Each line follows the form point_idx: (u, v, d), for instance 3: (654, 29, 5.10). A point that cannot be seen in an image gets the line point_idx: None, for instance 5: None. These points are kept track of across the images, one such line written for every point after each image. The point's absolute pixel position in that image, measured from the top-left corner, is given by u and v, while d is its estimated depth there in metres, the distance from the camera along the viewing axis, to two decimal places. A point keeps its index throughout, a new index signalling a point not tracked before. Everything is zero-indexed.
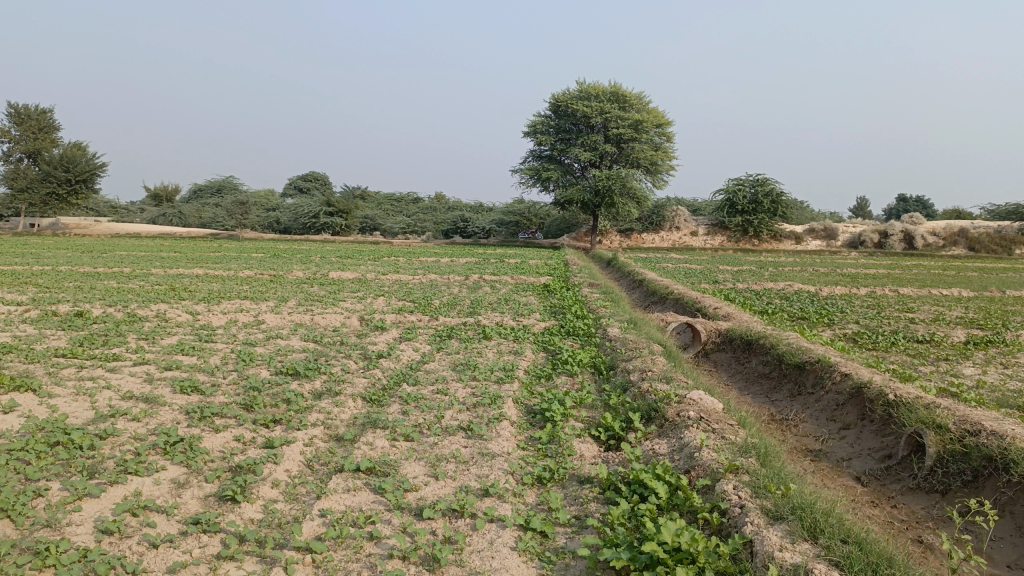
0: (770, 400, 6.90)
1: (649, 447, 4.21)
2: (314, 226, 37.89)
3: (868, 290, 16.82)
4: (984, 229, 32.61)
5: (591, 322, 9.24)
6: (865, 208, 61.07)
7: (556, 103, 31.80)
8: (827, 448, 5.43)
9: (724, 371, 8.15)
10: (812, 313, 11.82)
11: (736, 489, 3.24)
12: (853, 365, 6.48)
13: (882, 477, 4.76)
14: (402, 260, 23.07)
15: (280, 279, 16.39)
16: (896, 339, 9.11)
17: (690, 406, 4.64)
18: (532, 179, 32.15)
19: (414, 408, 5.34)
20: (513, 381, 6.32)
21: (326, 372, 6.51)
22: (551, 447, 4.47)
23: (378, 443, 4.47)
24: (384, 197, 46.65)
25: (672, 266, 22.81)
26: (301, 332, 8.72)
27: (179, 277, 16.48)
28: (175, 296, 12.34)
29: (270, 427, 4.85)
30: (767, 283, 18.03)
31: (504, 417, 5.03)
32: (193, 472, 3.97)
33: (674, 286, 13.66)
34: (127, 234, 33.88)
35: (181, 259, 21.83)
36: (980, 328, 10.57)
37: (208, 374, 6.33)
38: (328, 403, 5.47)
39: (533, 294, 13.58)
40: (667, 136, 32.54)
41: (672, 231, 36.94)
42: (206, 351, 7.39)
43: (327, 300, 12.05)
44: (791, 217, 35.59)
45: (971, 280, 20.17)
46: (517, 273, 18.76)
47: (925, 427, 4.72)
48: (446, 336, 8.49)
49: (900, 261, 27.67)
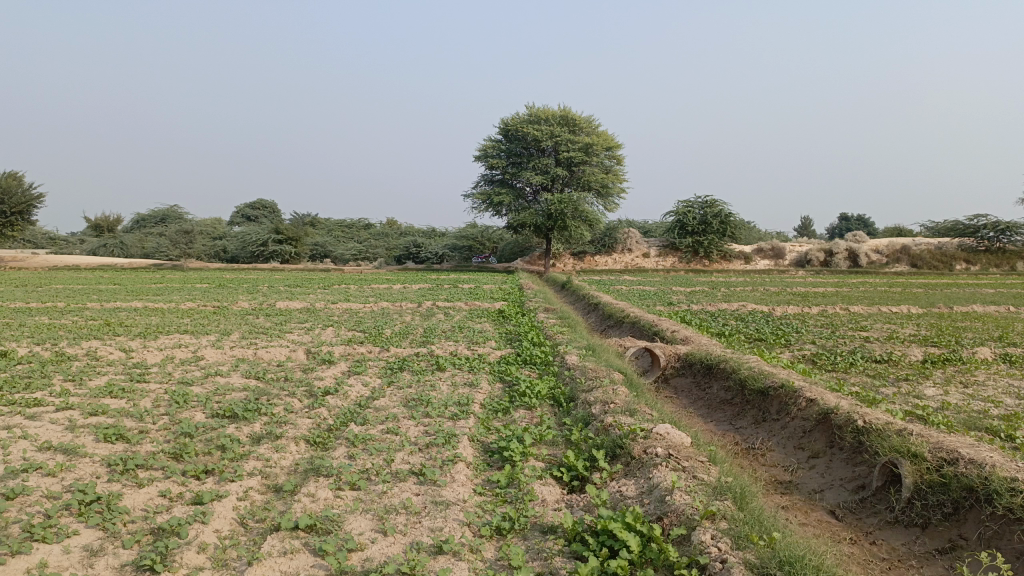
0: (734, 427, 6.66)
1: (617, 488, 3.91)
2: (262, 254, 36.96)
3: (819, 309, 16.95)
4: (925, 246, 33.47)
5: (548, 350, 8.94)
6: (809, 228, 62.65)
7: (506, 128, 31.78)
8: (797, 480, 5.20)
9: (686, 398, 7.91)
10: (768, 334, 11.74)
11: (716, 540, 2.95)
12: (818, 390, 6.28)
13: (857, 510, 4.53)
14: (353, 288, 22.56)
15: (223, 310, 15.76)
16: (855, 360, 9.01)
17: (657, 441, 4.35)
18: (484, 204, 31.94)
19: (361, 450, 4.95)
20: (468, 417, 5.95)
21: (267, 414, 6.07)
22: (510, 492, 4.12)
23: (321, 494, 4.08)
24: (334, 223, 45.99)
25: (626, 288, 22.76)
26: (243, 368, 8.24)
27: (116, 310, 15.69)
28: (110, 332, 11.66)
29: (202, 479, 4.42)
30: (721, 304, 18.01)
31: (459, 458, 4.68)
32: (109, 538, 3.53)
33: (630, 309, 13.46)
34: (66, 266, 32.63)
35: (120, 292, 20.90)
36: (934, 345, 10.60)
37: (136, 421, 5.82)
38: (267, 448, 5.05)
39: (487, 320, 13.25)
40: (617, 159, 32.75)
41: (625, 253, 37.11)
42: (137, 393, 6.87)
43: (273, 332, 11.54)
44: (740, 237, 36.04)
45: (919, 297, 20.50)
46: (470, 298, 18.43)
47: (900, 456, 4.50)
48: (397, 368, 8.10)
49: (846, 279, 28.15)
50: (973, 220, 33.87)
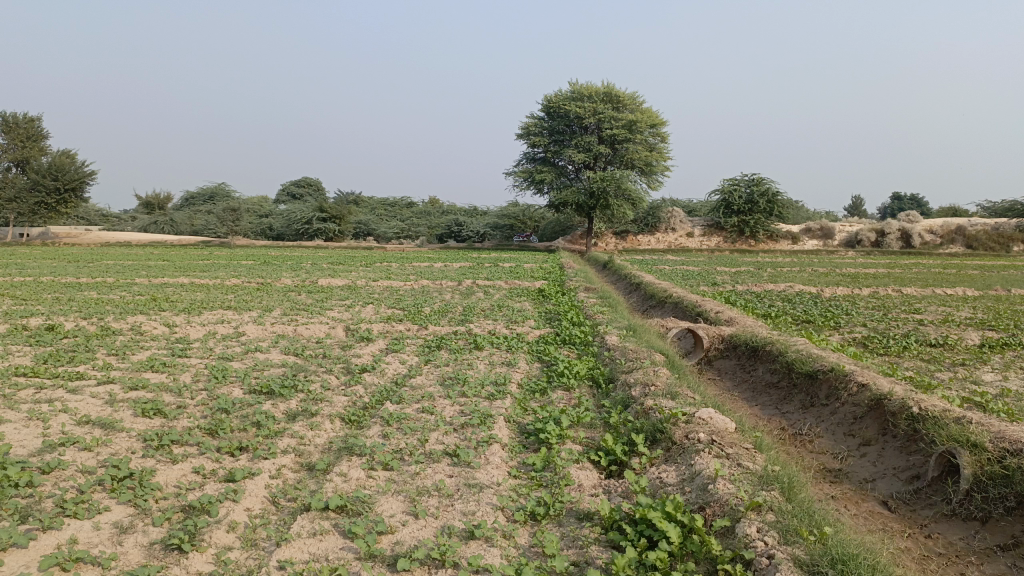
0: (780, 412, 6.44)
1: (656, 474, 3.76)
2: (307, 232, 37.38)
3: (870, 290, 16.44)
4: (981, 226, 32.32)
5: (588, 330, 8.77)
6: (860, 208, 61.00)
7: (549, 105, 31.40)
8: (847, 468, 4.99)
9: (729, 380, 7.70)
10: (816, 316, 11.39)
11: (762, 534, 2.79)
12: (870, 374, 6.03)
13: (911, 501, 4.31)
14: (394, 266, 22.62)
15: (266, 287, 15.89)
16: (908, 344, 8.66)
17: (701, 426, 4.18)
18: (525, 183, 31.69)
19: (396, 430, 4.87)
20: (505, 397, 5.84)
21: (304, 391, 6.03)
22: (546, 475, 4.00)
23: (353, 474, 4.00)
24: (377, 202, 46.22)
25: (669, 268, 22.36)
26: (282, 345, 8.24)
27: (163, 286, 15.92)
28: (155, 307, 11.82)
29: (235, 456, 4.38)
30: (767, 284, 17.59)
31: (495, 439, 4.57)
32: (140, 515, 3.50)
33: (673, 289, 13.22)
34: (117, 243, 33.35)
35: (168, 268, 21.23)
36: (992, 329, 10.15)
37: (174, 395, 5.83)
38: (302, 426, 5.01)
39: (528, 300, 13.11)
40: (661, 137, 32.16)
41: (668, 233, 36.57)
42: (177, 368, 6.91)
43: (313, 309, 11.58)
44: (787, 217, 35.25)
45: (975, 279, 19.76)
46: (511, 277, 18.28)
47: (959, 446, 4.25)
48: (435, 347, 8.03)
49: (897, 260, 27.31)
50: None
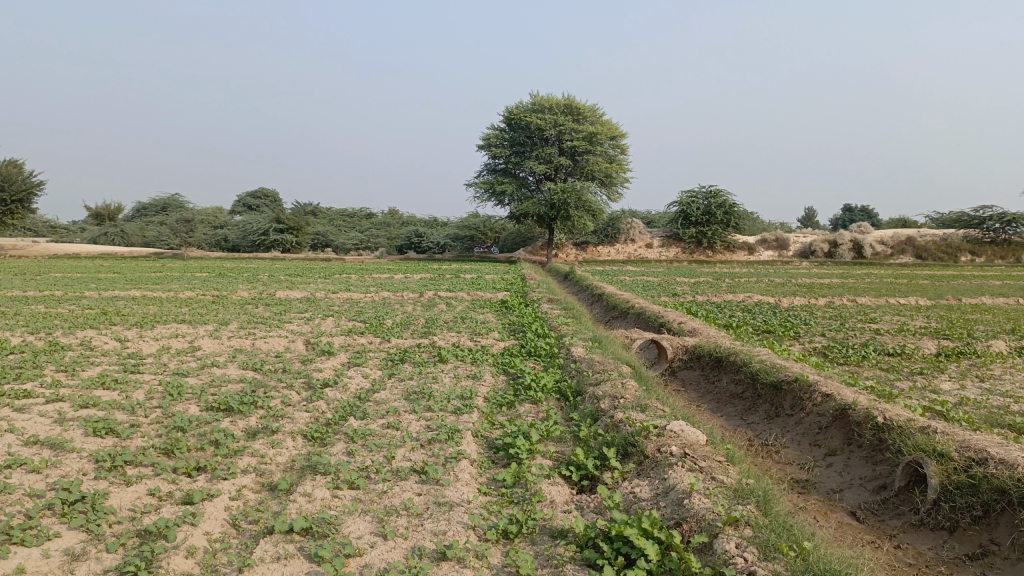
0: (745, 423, 6.45)
1: (629, 489, 3.71)
2: (264, 243, 36.80)
3: (826, 300, 16.73)
4: (930, 237, 33.21)
5: (553, 341, 8.72)
6: (813, 220, 62.32)
7: (510, 117, 31.48)
8: (814, 478, 5.00)
9: (693, 391, 7.71)
10: (776, 326, 11.52)
11: (741, 550, 2.76)
12: (834, 384, 6.06)
13: (880, 511, 4.33)
14: (354, 277, 22.35)
15: (223, 299, 15.53)
16: (867, 353, 8.78)
17: (672, 439, 4.14)
18: (486, 194, 31.66)
19: (361, 447, 4.74)
20: (472, 411, 5.74)
21: (264, 407, 5.85)
22: (516, 492, 3.92)
23: (318, 493, 3.86)
24: (335, 212, 45.75)
25: (629, 279, 22.50)
26: (240, 359, 8.02)
27: (114, 299, 15.45)
28: (107, 321, 11.45)
29: (193, 477, 4.21)
30: (726, 295, 17.79)
31: (463, 455, 4.47)
32: (92, 541, 3.31)
33: (635, 300, 13.27)
34: (66, 254, 32.40)
35: (119, 280, 20.65)
36: (946, 338, 10.37)
37: (127, 413, 5.61)
38: (262, 444, 4.85)
39: (490, 311, 13.03)
40: (621, 149, 32.43)
41: (628, 244, 36.85)
42: (130, 384, 6.66)
43: (271, 322, 11.33)
44: (744, 228, 35.80)
45: (926, 289, 20.25)
46: (473, 289, 18.20)
47: (925, 456, 4.28)
48: (398, 360, 7.89)
49: (850, 271, 27.90)
50: (979, 212, 33.58)
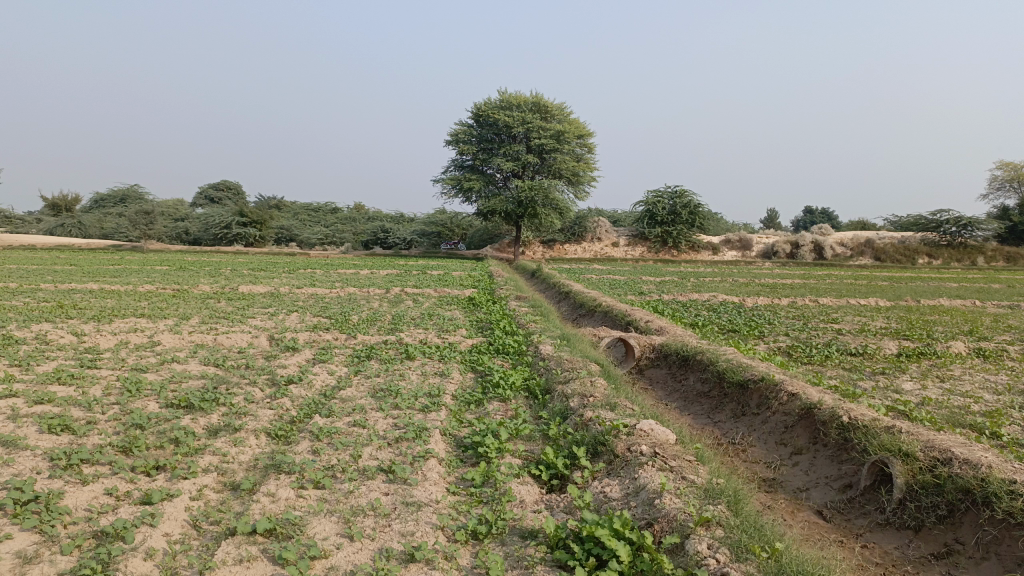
0: (713, 421, 6.48)
1: (600, 488, 3.68)
2: (226, 237, 36.22)
3: (789, 301, 16.95)
4: (889, 240, 33.87)
5: (521, 339, 8.68)
6: (776, 220, 63.21)
7: (478, 113, 31.38)
8: (781, 477, 5.04)
9: (660, 390, 7.74)
10: (742, 325, 11.64)
11: (713, 550, 2.75)
12: (799, 384, 6.12)
13: (845, 511, 4.37)
14: (319, 273, 22.11)
15: (184, 293, 15.22)
16: (830, 353, 8.89)
17: (642, 438, 4.12)
18: (454, 190, 31.52)
19: (326, 445, 4.65)
20: (440, 409, 5.68)
21: (226, 404, 5.72)
22: (486, 491, 3.87)
23: (282, 493, 3.77)
24: (300, 207, 45.22)
25: (596, 277, 22.58)
26: (202, 355, 7.85)
27: (71, 292, 15.05)
28: (62, 315, 11.15)
29: (152, 476, 4.08)
30: (691, 294, 17.92)
31: (431, 453, 4.41)
32: (45, 542, 3.18)
33: (602, 298, 13.30)
34: (20, 246, 31.52)
35: (76, 273, 20.14)
36: (906, 339, 10.56)
37: (84, 410, 5.44)
38: (225, 442, 4.73)
39: (458, 308, 12.95)
40: (588, 147, 32.54)
41: (594, 242, 36.99)
42: (87, 380, 6.47)
43: (234, 317, 11.12)
44: (708, 228, 36.16)
45: (886, 290, 20.61)
46: (439, 285, 18.10)
47: (891, 455, 4.32)
48: (365, 357, 7.79)
49: (812, 271, 28.32)
50: (936, 215, 34.33)
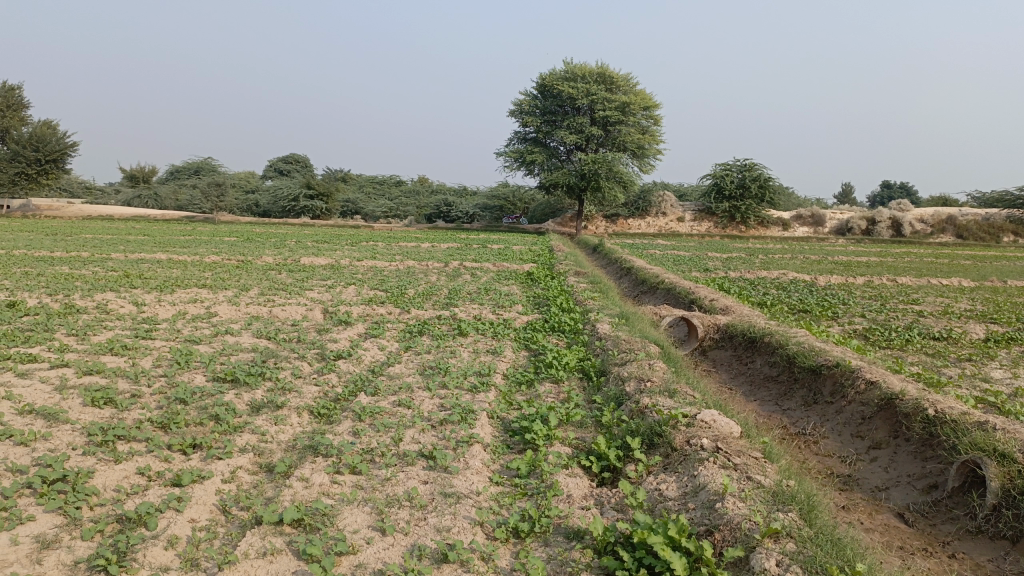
0: (781, 409, 6.06)
1: (655, 486, 3.36)
2: (293, 209, 36.73)
3: (865, 279, 16.11)
4: (972, 216, 32.10)
5: (578, 317, 8.36)
6: (850, 195, 60.75)
7: (542, 84, 30.78)
8: (856, 473, 4.63)
9: (724, 373, 7.33)
10: (813, 305, 11.04)
11: (783, 568, 2.43)
12: (879, 371, 5.64)
13: (931, 514, 3.94)
14: (380, 245, 22.10)
15: (247, 265, 15.33)
16: (911, 337, 8.29)
17: (704, 430, 3.78)
18: (516, 162, 31.14)
19: (368, 426, 4.43)
20: (489, 390, 5.42)
21: (271, 379, 5.56)
22: (530, 483, 3.60)
23: (315, 479, 3.57)
24: (365, 179, 45.56)
25: (659, 252, 21.97)
26: (255, 327, 7.76)
27: (139, 262, 15.31)
28: (127, 284, 11.30)
29: (187, 456, 3.95)
30: (760, 271, 17.22)
31: (476, 439, 4.16)
32: (67, 527, 3.05)
33: (665, 274, 12.85)
34: (98, 216, 32.54)
35: (148, 243, 20.53)
36: (994, 323, 9.80)
37: (130, 383, 5.38)
38: (266, 420, 4.57)
39: (515, 283, 12.66)
40: (655, 119, 31.66)
41: (659, 217, 36.18)
42: (139, 351, 6.44)
43: (292, 289, 11.09)
44: (778, 203, 34.94)
45: (969, 269, 19.47)
46: (499, 259, 17.85)
47: (984, 456, 3.86)
48: (417, 333, 7.59)
49: (889, 249, 27.03)
50: None
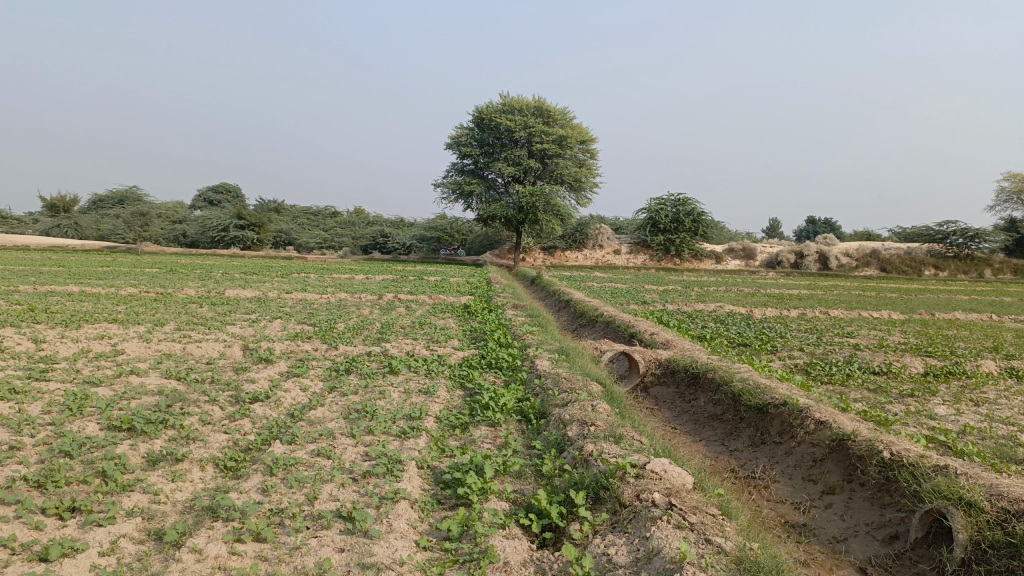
0: (728, 450, 5.77)
1: (602, 550, 2.99)
2: (223, 239, 35.55)
3: (799, 312, 16.22)
4: (895, 250, 33.15)
5: (516, 352, 7.98)
6: (778, 230, 62.51)
7: (479, 117, 30.72)
8: (812, 522, 4.34)
9: (667, 411, 7.03)
10: (752, 338, 10.92)
11: None
12: (827, 409, 5.40)
13: (895, 569, 3.66)
14: (313, 277, 21.38)
15: (167, 298, 14.48)
16: (852, 371, 8.19)
17: (655, 483, 3.43)
18: (454, 194, 30.84)
19: (280, 481, 3.94)
20: (420, 434, 4.98)
21: (176, 427, 4.99)
22: (462, 548, 3.17)
23: (210, 550, 3.08)
24: (299, 210, 44.59)
25: (597, 285, 21.90)
26: (165, 367, 7.13)
27: (49, 295, 14.29)
28: (29, 320, 10.42)
29: (63, 521, 3.39)
30: (697, 304, 17.19)
31: (402, 495, 3.71)
32: None
33: (604, 307, 12.65)
34: (13, 246, 30.82)
35: (62, 275, 19.32)
36: (930, 356, 9.80)
37: (10, 433, 4.73)
38: (163, 475, 4.02)
39: (451, 317, 12.22)
40: (591, 153, 31.95)
41: (596, 249, 36.31)
42: (29, 395, 5.77)
43: (212, 324, 10.40)
44: (711, 237, 35.52)
45: (897, 302, 19.84)
46: (436, 291, 17.41)
47: (950, 504, 3.61)
48: (344, 371, 7.08)
49: (819, 282, 27.57)
50: (943, 227, 33.63)
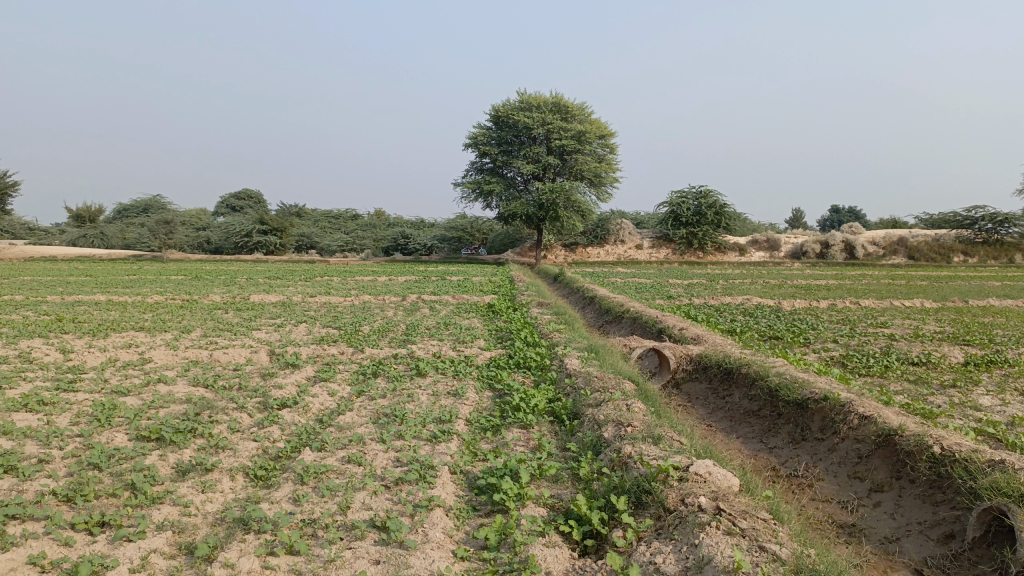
0: (767, 447, 5.60)
1: (648, 558, 2.86)
2: (246, 245, 35.71)
3: (827, 303, 15.92)
4: (922, 237, 32.58)
5: (544, 351, 7.85)
6: (801, 220, 61.79)
7: (496, 115, 30.61)
8: (861, 522, 4.18)
9: (701, 408, 6.87)
10: (783, 331, 10.69)
11: None
12: (870, 403, 5.22)
13: (953, 571, 3.50)
14: (336, 280, 21.39)
15: (192, 304, 14.50)
16: (890, 362, 7.96)
17: (699, 487, 3.29)
18: (474, 194, 30.74)
19: (312, 490, 3.84)
20: (452, 438, 4.87)
21: (204, 436, 4.92)
22: (501, 558, 3.05)
23: (242, 565, 2.98)
24: (320, 214, 44.77)
25: (620, 281, 21.67)
26: (192, 374, 7.08)
27: (76, 305, 14.36)
28: (57, 330, 10.45)
29: (93, 537, 3.32)
30: (724, 297, 16.93)
31: (436, 502, 3.60)
32: None
33: (630, 303, 12.48)
34: (41, 258, 31.16)
35: (89, 285, 19.46)
36: (969, 345, 9.53)
37: (39, 446, 4.69)
38: (193, 486, 3.95)
39: (476, 317, 12.10)
40: (610, 148, 31.74)
41: (617, 245, 36.04)
42: (58, 407, 5.74)
43: (237, 330, 10.36)
44: (734, 229, 35.11)
45: (928, 291, 19.44)
46: (459, 292, 17.31)
47: (1010, 502, 3.43)
48: (370, 374, 6.99)
49: (845, 272, 27.16)
50: (972, 212, 33.00)
